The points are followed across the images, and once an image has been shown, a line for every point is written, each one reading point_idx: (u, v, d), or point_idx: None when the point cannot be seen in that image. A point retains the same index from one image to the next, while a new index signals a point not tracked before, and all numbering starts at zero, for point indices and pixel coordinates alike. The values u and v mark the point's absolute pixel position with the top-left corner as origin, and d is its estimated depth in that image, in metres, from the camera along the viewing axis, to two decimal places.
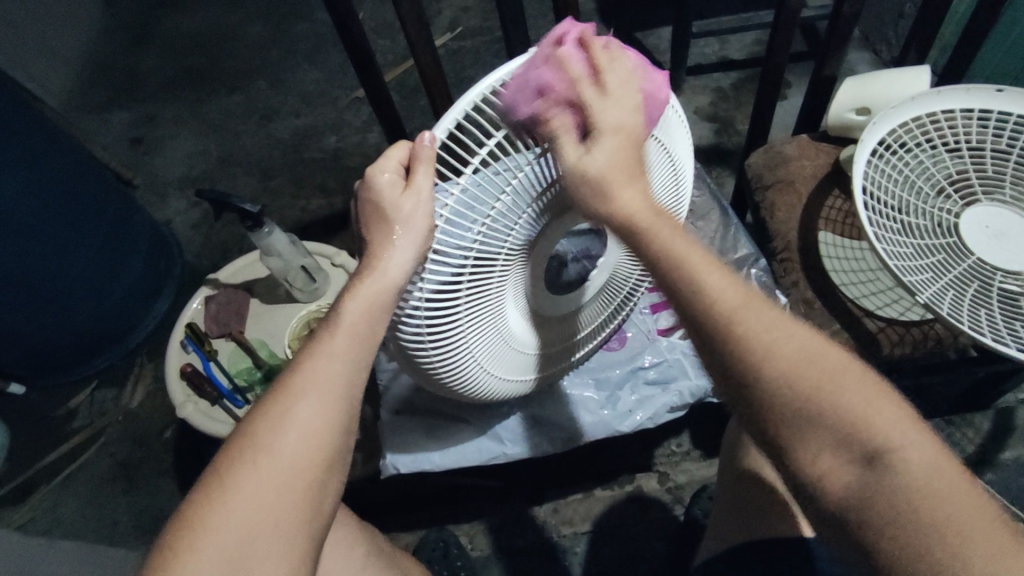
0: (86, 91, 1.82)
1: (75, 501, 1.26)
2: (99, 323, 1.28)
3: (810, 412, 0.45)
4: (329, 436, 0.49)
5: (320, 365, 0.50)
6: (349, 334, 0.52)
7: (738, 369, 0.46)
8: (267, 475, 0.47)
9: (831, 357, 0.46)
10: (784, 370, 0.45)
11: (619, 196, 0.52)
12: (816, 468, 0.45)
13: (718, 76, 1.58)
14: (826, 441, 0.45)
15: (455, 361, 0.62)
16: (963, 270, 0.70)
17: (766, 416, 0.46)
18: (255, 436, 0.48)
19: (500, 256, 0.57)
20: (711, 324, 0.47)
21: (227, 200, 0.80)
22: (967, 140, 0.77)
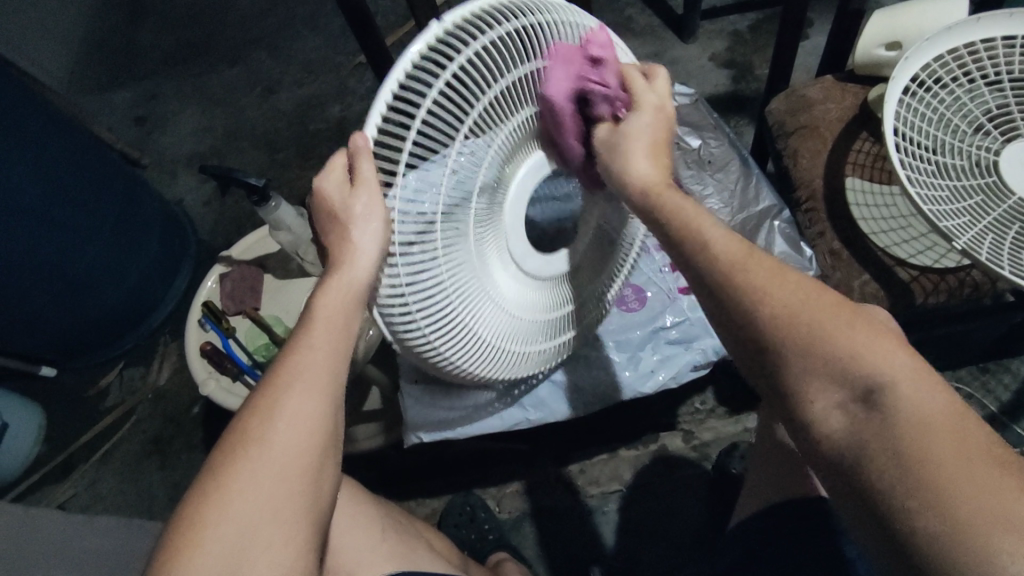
0: (87, 71, 1.80)
1: (114, 477, 1.30)
2: (120, 304, 1.29)
3: (815, 345, 0.44)
4: (320, 426, 0.49)
5: (306, 357, 0.51)
6: (332, 324, 0.52)
7: (736, 310, 0.47)
8: (258, 473, 0.47)
9: (830, 304, 0.45)
10: (773, 316, 0.45)
11: (636, 164, 0.55)
12: (813, 407, 0.45)
13: (734, 18, 1.50)
14: (824, 380, 0.44)
15: (457, 337, 0.60)
16: (1004, 212, 0.66)
17: (770, 358, 0.46)
18: (243, 440, 0.48)
19: (467, 229, 0.55)
20: (712, 269, 0.48)
21: (231, 175, 0.78)
22: (1008, 71, 0.72)
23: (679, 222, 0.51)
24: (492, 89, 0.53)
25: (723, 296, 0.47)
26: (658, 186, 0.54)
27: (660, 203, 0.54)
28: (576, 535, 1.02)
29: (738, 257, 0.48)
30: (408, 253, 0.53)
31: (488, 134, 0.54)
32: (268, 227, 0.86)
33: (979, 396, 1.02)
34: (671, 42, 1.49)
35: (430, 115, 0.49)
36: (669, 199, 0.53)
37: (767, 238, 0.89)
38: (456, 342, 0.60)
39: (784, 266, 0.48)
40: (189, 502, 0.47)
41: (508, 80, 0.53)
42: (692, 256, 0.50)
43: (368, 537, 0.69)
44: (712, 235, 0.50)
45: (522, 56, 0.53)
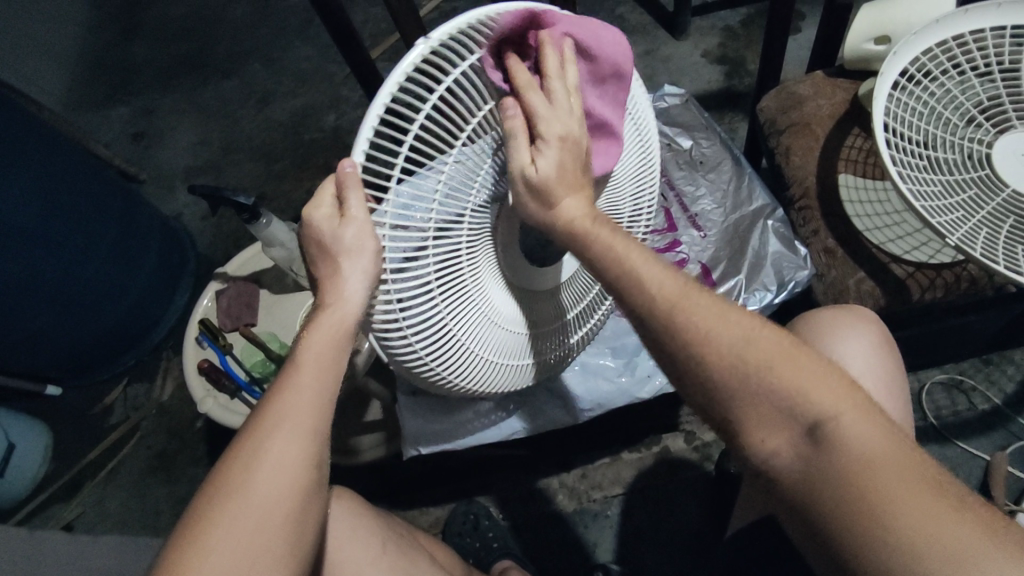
0: (83, 88, 1.81)
1: (120, 494, 1.31)
2: (121, 321, 1.30)
3: (755, 386, 0.46)
4: (304, 473, 0.49)
5: (292, 400, 0.51)
6: (318, 366, 0.52)
7: (683, 356, 0.49)
8: (241, 519, 0.47)
9: (766, 342, 0.47)
10: (721, 356, 0.47)
11: (560, 203, 0.55)
12: (765, 446, 0.47)
13: (725, 13, 1.49)
14: (771, 417, 0.46)
15: (451, 357, 0.60)
16: (998, 206, 0.65)
17: (721, 400, 0.48)
18: (227, 484, 0.48)
19: (461, 244, 0.56)
20: (657, 315, 0.50)
21: (221, 194, 0.77)
22: (998, 61, 0.71)
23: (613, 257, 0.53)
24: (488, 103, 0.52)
25: (670, 337, 0.49)
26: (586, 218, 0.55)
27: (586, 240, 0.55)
28: (581, 539, 1.02)
29: (685, 297, 0.50)
30: (402, 269, 0.53)
31: (486, 142, 0.54)
32: (261, 244, 0.85)
33: (982, 389, 1.02)
34: (663, 40, 1.49)
35: (425, 128, 0.49)
36: (605, 235, 0.54)
37: (761, 237, 0.88)
38: (451, 357, 0.60)
39: (728, 304, 0.50)
40: (173, 544, 0.48)
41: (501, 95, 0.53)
42: (635, 293, 0.51)
43: (368, 553, 0.69)
44: (652, 274, 0.51)
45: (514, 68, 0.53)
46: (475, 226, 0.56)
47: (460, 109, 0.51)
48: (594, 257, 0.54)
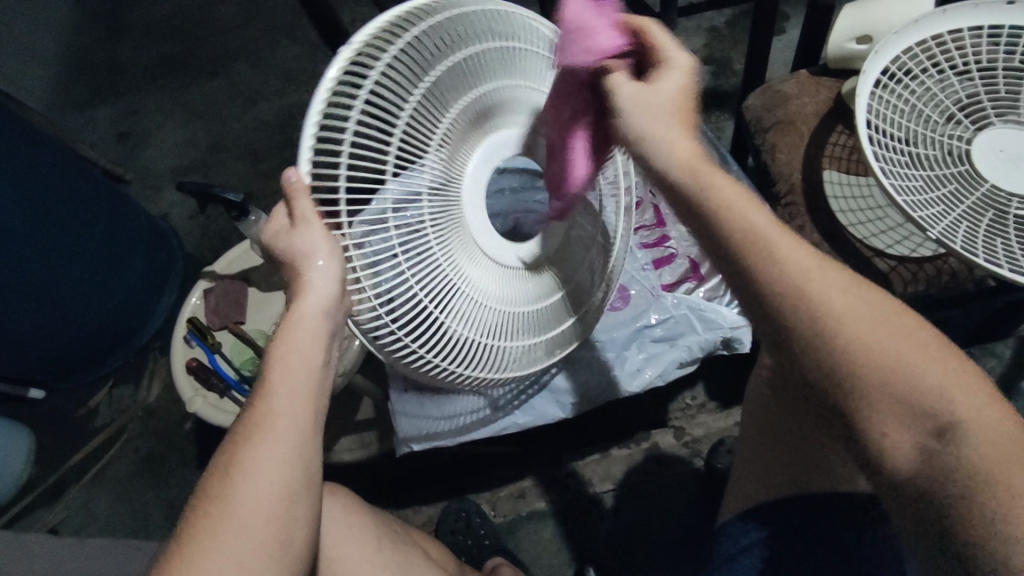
0: (66, 88, 1.79)
1: (106, 497, 1.29)
2: (107, 322, 1.28)
3: (890, 376, 0.45)
4: (291, 470, 0.50)
5: (272, 405, 0.51)
6: (296, 368, 0.52)
7: (807, 335, 0.46)
8: (232, 517, 0.49)
9: (873, 314, 0.46)
10: (861, 347, 0.45)
11: (678, 150, 0.53)
12: (886, 440, 0.46)
13: (711, 14, 1.51)
14: (901, 411, 0.46)
15: (440, 338, 0.60)
16: (977, 201, 0.67)
17: (842, 376, 0.46)
18: (217, 485, 0.50)
19: (428, 228, 0.55)
20: (775, 286, 0.46)
21: (212, 191, 0.76)
22: (976, 61, 0.73)
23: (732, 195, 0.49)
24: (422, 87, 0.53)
25: (799, 309, 0.46)
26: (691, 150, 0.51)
27: (698, 182, 0.49)
28: (571, 535, 1.02)
29: (813, 270, 0.46)
30: (367, 259, 0.53)
31: (427, 124, 0.54)
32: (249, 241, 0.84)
33: None
34: None
35: (361, 118, 0.49)
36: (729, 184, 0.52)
37: None
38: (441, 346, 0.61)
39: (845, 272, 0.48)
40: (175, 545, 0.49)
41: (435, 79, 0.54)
42: (768, 260, 0.47)
43: (360, 551, 0.68)
44: (778, 234, 0.47)
45: (442, 52, 0.54)
46: (440, 209, 0.56)
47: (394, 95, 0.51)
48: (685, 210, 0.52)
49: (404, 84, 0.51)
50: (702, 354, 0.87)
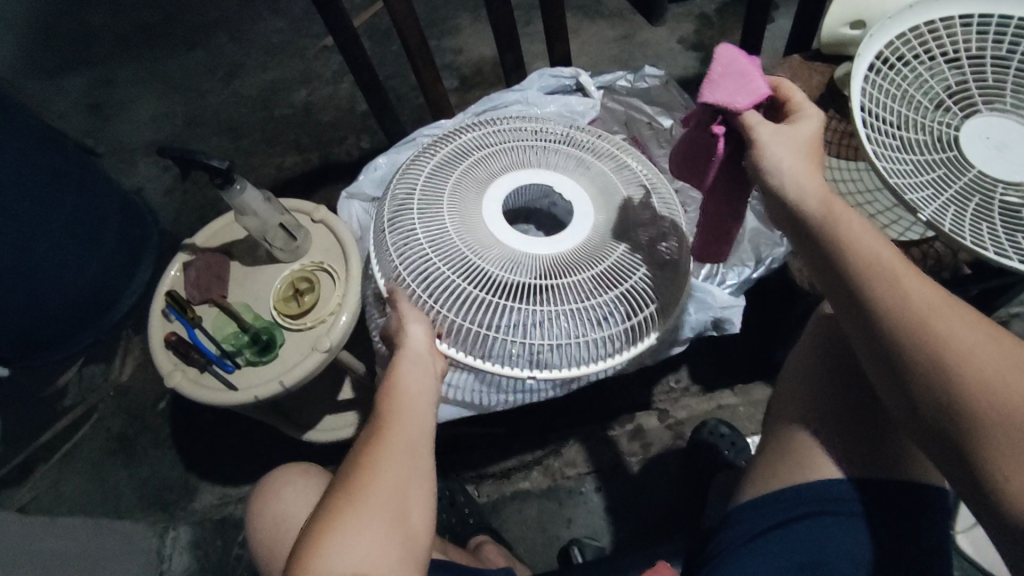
0: (33, 56, 1.72)
1: (76, 477, 1.25)
2: (78, 298, 1.24)
3: (995, 403, 0.44)
4: (415, 473, 0.55)
5: (398, 416, 0.57)
6: (417, 386, 0.59)
7: (925, 361, 0.47)
8: (367, 507, 0.52)
9: (981, 344, 0.46)
10: (976, 382, 0.45)
11: (806, 183, 0.54)
12: (1013, 487, 0.44)
13: (701, 1, 1.50)
14: (1019, 448, 0.44)
15: (492, 324, 0.69)
16: (964, 185, 0.68)
17: (949, 407, 0.46)
18: (354, 483, 0.53)
19: (450, 237, 0.71)
20: (891, 322, 0.49)
21: (192, 157, 0.74)
22: (966, 49, 0.73)
23: (867, 247, 0.51)
24: (434, 159, 0.79)
25: (908, 340, 0.48)
26: (827, 199, 0.54)
27: (828, 221, 0.53)
28: (557, 514, 1.02)
29: (923, 304, 0.48)
30: (407, 267, 0.72)
31: (435, 172, 0.77)
32: (233, 212, 0.82)
33: None
34: (640, 25, 1.50)
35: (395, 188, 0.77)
36: (846, 219, 0.52)
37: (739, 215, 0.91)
38: (488, 328, 0.69)
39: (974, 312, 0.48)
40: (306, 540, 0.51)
41: (445, 152, 0.79)
42: (870, 288, 0.50)
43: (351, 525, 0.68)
44: (903, 278, 0.49)
45: (455, 137, 0.82)
46: (461, 224, 0.72)
47: (416, 166, 0.79)
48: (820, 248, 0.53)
49: (422, 162, 0.79)
50: (693, 333, 0.85)
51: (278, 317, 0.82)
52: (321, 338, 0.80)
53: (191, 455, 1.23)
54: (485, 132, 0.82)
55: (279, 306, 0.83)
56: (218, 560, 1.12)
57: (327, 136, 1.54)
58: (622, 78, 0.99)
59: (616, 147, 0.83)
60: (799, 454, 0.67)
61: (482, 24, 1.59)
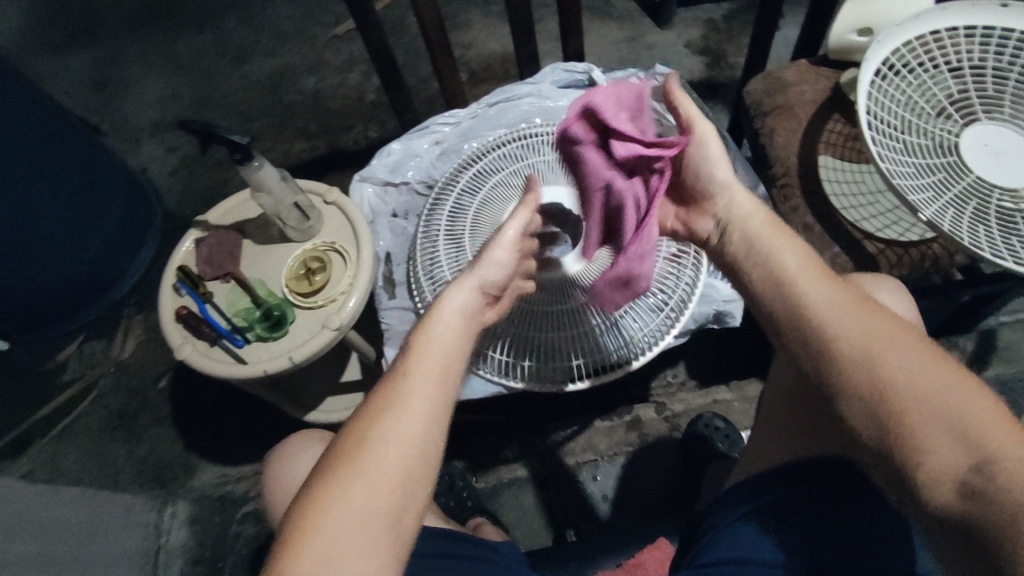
0: (41, 33, 1.72)
1: (72, 452, 1.25)
2: (80, 273, 1.25)
3: (900, 392, 0.49)
4: (422, 447, 0.52)
5: (413, 386, 0.54)
6: (443, 353, 0.56)
7: (839, 358, 0.52)
8: (368, 473, 0.50)
9: (889, 341, 0.51)
10: (888, 375, 0.50)
11: (738, 207, 0.63)
12: (922, 468, 0.48)
13: (710, 6, 1.53)
14: (928, 432, 0.48)
15: (509, 343, 0.80)
16: (964, 189, 0.70)
17: (858, 396, 0.51)
18: (359, 446, 0.52)
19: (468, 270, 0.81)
20: (810, 327, 0.54)
21: (214, 131, 0.75)
22: (968, 59, 0.76)
23: (794, 268, 0.57)
24: (457, 185, 0.87)
25: (828, 340, 0.53)
26: (763, 215, 0.62)
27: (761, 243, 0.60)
28: (552, 501, 1.04)
29: (846, 309, 0.53)
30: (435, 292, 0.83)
31: (454, 201, 0.86)
32: (250, 189, 0.84)
33: None
34: (649, 27, 1.52)
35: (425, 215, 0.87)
36: (775, 240, 0.60)
37: None
38: (505, 348, 0.80)
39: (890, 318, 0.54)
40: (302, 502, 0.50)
41: (465, 178, 0.87)
42: (804, 290, 0.55)
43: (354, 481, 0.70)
44: (809, 288, 0.55)
45: (477, 157, 0.89)
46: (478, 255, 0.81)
47: (442, 194, 0.87)
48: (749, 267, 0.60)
49: (445, 188, 0.88)
50: (694, 326, 0.87)
51: (290, 294, 0.84)
52: (331, 317, 0.81)
53: (191, 434, 1.24)
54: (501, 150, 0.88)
55: (291, 284, 0.85)
56: (216, 537, 1.12)
57: (334, 124, 1.55)
58: (634, 75, 1.02)
59: None
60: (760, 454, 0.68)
61: (492, 20, 1.61)
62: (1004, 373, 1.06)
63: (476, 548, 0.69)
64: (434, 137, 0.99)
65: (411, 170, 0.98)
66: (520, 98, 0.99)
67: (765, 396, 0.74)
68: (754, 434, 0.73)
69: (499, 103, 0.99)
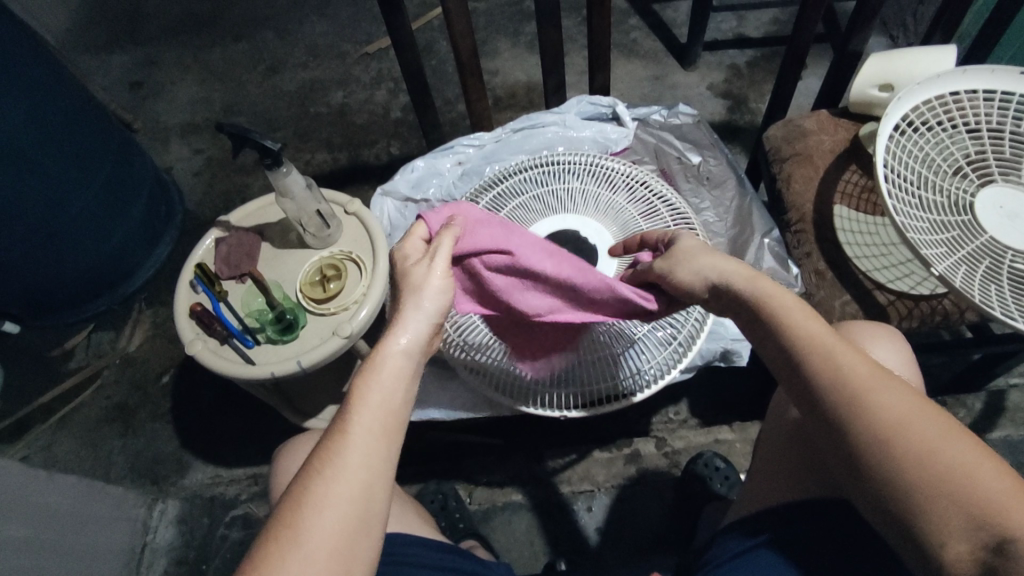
0: (86, 31, 1.78)
1: (70, 441, 1.25)
2: (97, 266, 1.27)
3: (924, 466, 0.46)
4: (370, 501, 0.48)
5: (359, 434, 0.50)
6: (391, 394, 0.52)
7: (855, 433, 0.49)
8: (322, 523, 0.46)
9: (903, 408, 0.48)
10: (898, 452, 0.47)
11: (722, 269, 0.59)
12: (948, 551, 0.45)
13: (734, 52, 1.56)
14: (949, 507, 0.45)
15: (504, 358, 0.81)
16: (977, 248, 0.71)
17: (875, 472, 0.49)
18: (308, 492, 0.47)
19: None
20: (830, 398, 0.51)
21: (247, 135, 0.78)
22: (987, 122, 0.77)
23: (805, 333, 0.53)
24: (476, 206, 0.86)
25: (839, 411, 0.50)
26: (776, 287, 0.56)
27: (769, 301, 0.55)
28: (544, 530, 1.03)
29: (865, 378, 0.50)
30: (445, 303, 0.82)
31: None
32: (275, 193, 0.86)
33: None
34: (673, 68, 1.55)
35: None
36: (788, 302, 0.55)
37: (757, 255, 0.92)
38: (502, 362, 0.81)
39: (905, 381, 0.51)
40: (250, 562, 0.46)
41: (483, 201, 0.86)
42: (815, 354, 0.52)
43: None
44: (830, 352, 0.52)
45: (498, 179, 0.89)
46: None
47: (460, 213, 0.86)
48: (765, 325, 0.55)
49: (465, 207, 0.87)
50: (701, 361, 0.87)
51: (304, 299, 0.85)
52: (342, 325, 0.82)
53: (189, 432, 1.24)
54: (522, 173, 0.88)
55: (305, 290, 0.86)
56: (202, 539, 1.11)
57: (358, 138, 1.58)
58: (656, 113, 1.04)
59: (647, 175, 0.87)
60: (762, 485, 0.70)
61: (520, 50, 1.65)
62: (1010, 435, 1.04)
63: (468, 562, 0.69)
64: (457, 158, 1.01)
65: (432, 188, 1.00)
66: (546, 124, 1.02)
67: (761, 439, 0.76)
68: (752, 476, 0.73)
69: (524, 128, 1.01)
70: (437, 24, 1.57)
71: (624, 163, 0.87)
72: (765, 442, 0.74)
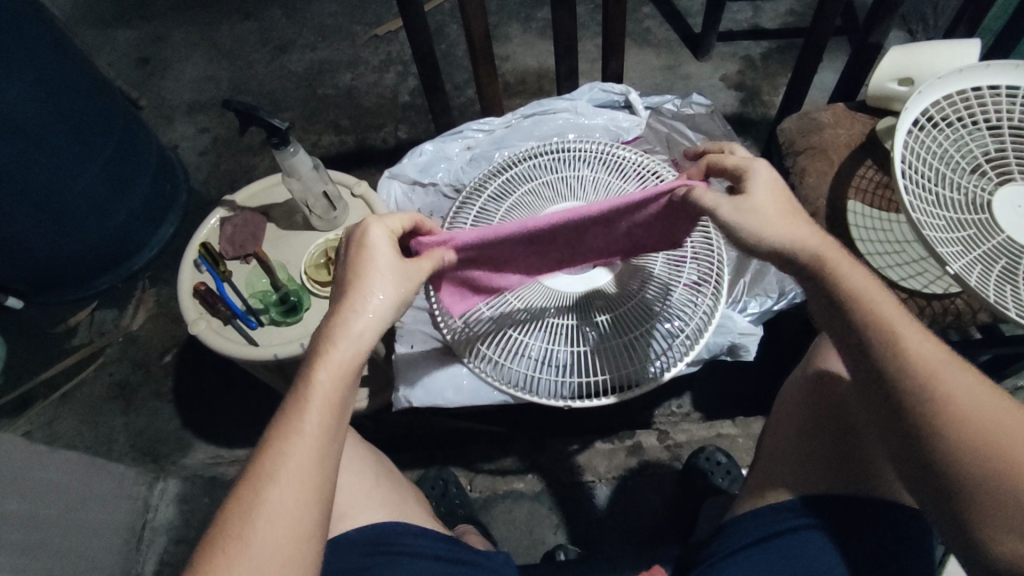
0: (93, 6, 1.76)
1: (71, 417, 1.25)
2: (101, 244, 1.26)
3: (993, 459, 0.48)
4: (317, 476, 0.51)
5: (306, 418, 0.51)
6: (340, 375, 0.53)
7: (926, 417, 0.50)
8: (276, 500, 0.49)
9: (980, 401, 0.50)
10: (970, 442, 0.49)
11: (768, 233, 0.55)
12: (1004, 542, 0.48)
13: (749, 43, 1.54)
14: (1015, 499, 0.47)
15: (506, 346, 0.79)
16: (993, 247, 0.70)
17: (938, 457, 0.50)
18: (262, 473, 0.50)
19: None
20: (905, 379, 0.51)
21: (255, 113, 0.76)
22: (1008, 119, 0.76)
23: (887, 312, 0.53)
24: (487, 189, 0.85)
25: (917, 396, 0.50)
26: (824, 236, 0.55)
27: (834, 272, 0.54)
28: (543, 518, 1.03)
29: (939, 364, 0.51)
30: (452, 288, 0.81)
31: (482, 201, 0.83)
32: (281, 173, 0.84)
33: None
34: (686, 58, 1.53)
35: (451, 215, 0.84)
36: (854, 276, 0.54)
37: None
38: (506, 351, 0.79)
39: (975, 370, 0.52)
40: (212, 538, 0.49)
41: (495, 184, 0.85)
42: (884, 335, 0.52)
43: (356, 480, 0.71)
44: (906, 334, 0.52)
45: (511, 161, 0.87)
46: None
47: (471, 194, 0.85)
48: (842, 301, 0.54)
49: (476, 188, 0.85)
50: (709, 356, 0.86)
51: (308, 281, 0.85)
52: None
53: (190, 412, 1.24)
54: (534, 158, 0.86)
55: (309, 272, 0.85)
56: (202, 519, 1.11)
57: (364, 121, 1.57)
58: (669, 102, 1.02)
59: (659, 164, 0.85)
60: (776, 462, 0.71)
61: (532, 36, 1.63)
62: None
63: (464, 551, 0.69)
64: (467, 142, 1.00)
65: (440, 172, 0.99)
66: (559, 110, 1.00)
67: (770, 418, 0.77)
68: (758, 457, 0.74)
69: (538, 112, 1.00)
70: (448, 8, 1.55)
71: (637, 153, 0.86)
72: (776, 422, 0.75)
